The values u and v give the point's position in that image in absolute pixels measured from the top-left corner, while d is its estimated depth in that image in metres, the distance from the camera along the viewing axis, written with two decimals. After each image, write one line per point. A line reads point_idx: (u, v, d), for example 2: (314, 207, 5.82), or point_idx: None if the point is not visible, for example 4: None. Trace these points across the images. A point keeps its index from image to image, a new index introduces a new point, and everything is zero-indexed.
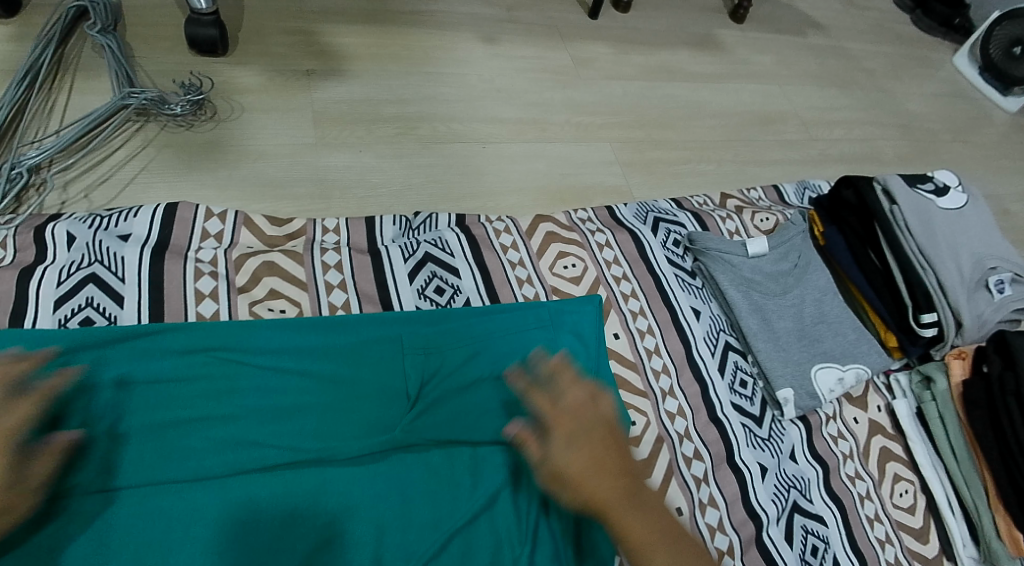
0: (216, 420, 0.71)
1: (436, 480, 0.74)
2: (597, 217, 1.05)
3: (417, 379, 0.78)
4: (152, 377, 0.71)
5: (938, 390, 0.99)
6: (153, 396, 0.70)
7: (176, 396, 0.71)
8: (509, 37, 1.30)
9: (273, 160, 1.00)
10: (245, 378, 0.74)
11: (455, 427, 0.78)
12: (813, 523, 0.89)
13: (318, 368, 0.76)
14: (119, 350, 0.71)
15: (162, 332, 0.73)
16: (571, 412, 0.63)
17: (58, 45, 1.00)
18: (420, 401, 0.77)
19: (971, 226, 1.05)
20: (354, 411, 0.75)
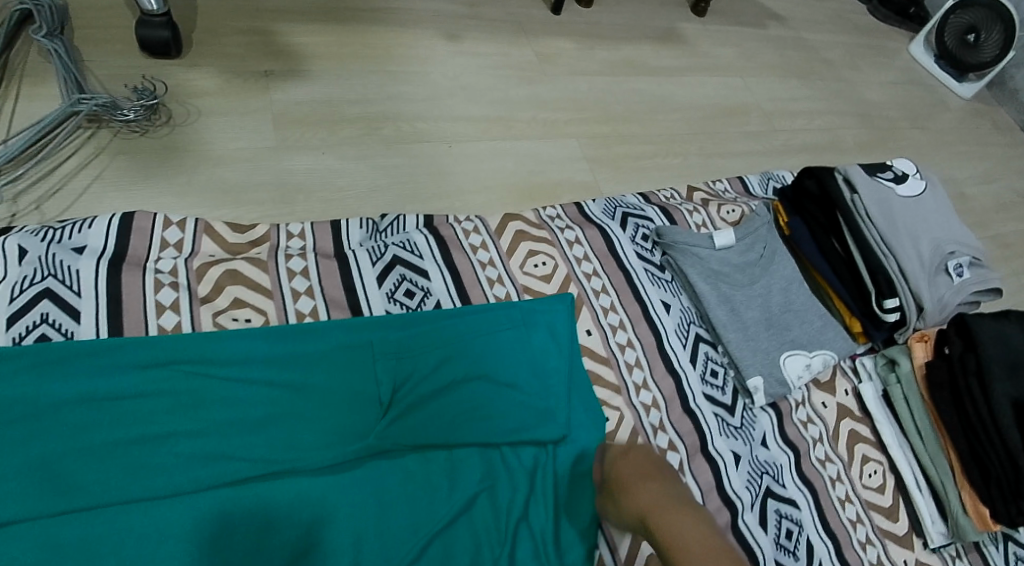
0: (184, 433, 0.69)
1: (414, 483, 0.73)
2: (566, 214, 1.05)
3: (390, 383, 0.77)
4: (115, 393, 0.69)
5: (903, 372, 1.02)
6: (117, 412, 0.68)
7: (141, 411, 0.69)
8: (472, 34, 1.29)
9: (234, 165, 0.97)
10: (213, 390, 0.72)
11: (433, 430, 0.76)
12: (786, 507, 0.91)
13: (289, 378, 0.75)
14: (81, 368, 0.69)
15: (125, 347, 0.72)
16: (635, 452, 0.78)
17: (1, 52, 0.96)
18: (394, 406, 0.76)
19: (928, 212, 1.07)
20: (328, 418, 0.74)
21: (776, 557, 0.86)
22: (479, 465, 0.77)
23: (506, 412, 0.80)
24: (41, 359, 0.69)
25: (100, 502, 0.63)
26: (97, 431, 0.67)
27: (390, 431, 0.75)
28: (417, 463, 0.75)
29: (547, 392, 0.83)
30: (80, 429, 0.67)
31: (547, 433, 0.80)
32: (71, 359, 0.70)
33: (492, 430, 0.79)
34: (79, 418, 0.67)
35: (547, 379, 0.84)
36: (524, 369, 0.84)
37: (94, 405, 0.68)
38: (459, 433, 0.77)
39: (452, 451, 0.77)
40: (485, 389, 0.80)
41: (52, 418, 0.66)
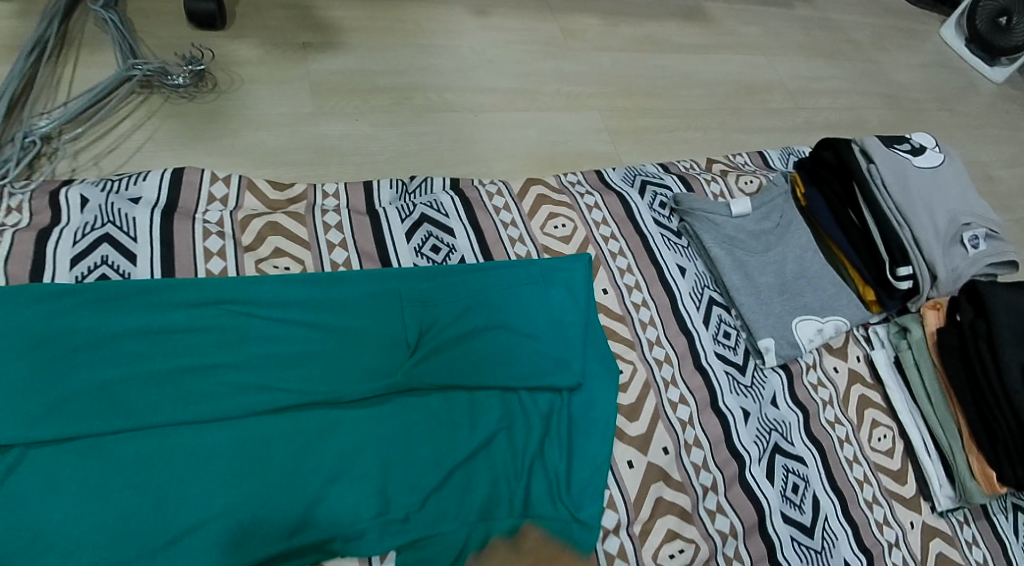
0: (228, 365, 0.75)
1: (437, 420, 0.79)
2: (586, 180, 1.10)
3: (417, 327, 0.82)
4: (166, 326, 0.75)
5: (914, 339, 1.04)
6: (168, 344, 0.74)
7: (189, 344, 0.75)
8: (500, 10, 1.33)
9: (274, 129, 1.04)
10: (254, 328, 0.78)
11: (456, 373, 0.81)
12: (794, 463, 0.93)
13: (323, 319, 0.80)
14: (136, 303, 0.75)
15: (175, 285, 0.78)
16: None
17: (63, 21, 1.04)
18: (420, 348, 0.81)
19: (945, 184, 1.09)
20: (360, 357, 0.79)
21: (782, 509, 0.89)
22: (498, 407, 0.82)
23: (525, 360, 0.85)
24: (99, 294, 0.75)
25: (153, 422, 0.70)
26: (150, 359, 0.73)
27: (417, 370, 0.79)
28: (440, 403, 0.80)
29: (564, 343, 0.88)
30: (135, 357, 0.73)
31: (563, 381, 0.85)
32: (126, 295, 0.76)
33: (511, 376, 0.84)
34: (134, 348, 0.73)
35: (564, 331, 0.89)
36: (543, 321, 0.88)
37: (148, 337, 0.74)
38: (481, 376, 0.82)
39: (474, 393, 0.82)
40: (505, 338, 0.86)
41: (110, 347, 0.72)
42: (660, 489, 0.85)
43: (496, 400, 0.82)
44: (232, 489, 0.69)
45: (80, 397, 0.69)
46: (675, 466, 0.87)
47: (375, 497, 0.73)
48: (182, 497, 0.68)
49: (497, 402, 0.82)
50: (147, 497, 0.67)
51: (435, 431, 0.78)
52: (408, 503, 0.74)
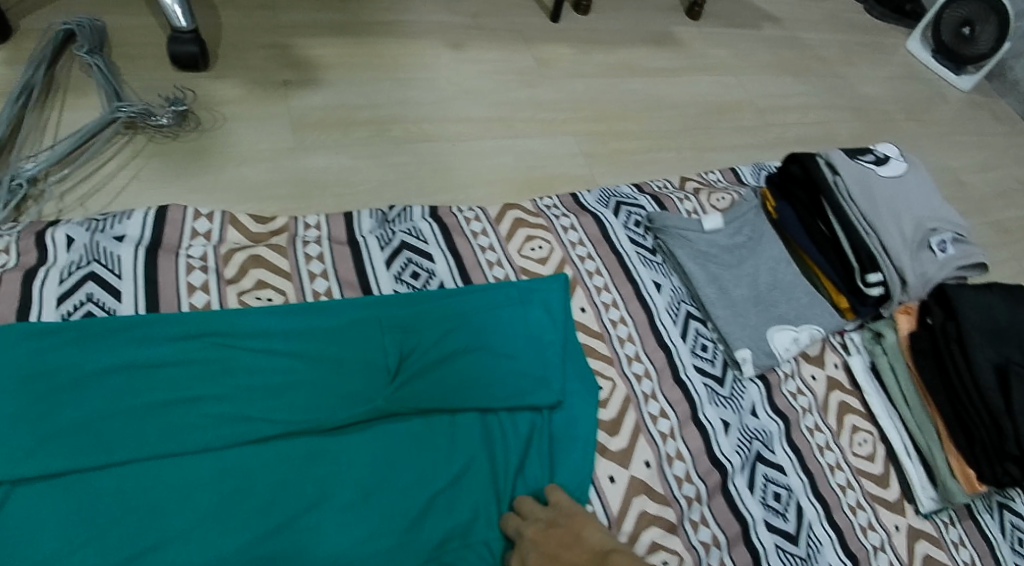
0: (211, 397, 0.76)
1: (418, 442, 0.80)
2: (562, 203, 1.13)
3: (398, 351, 0.84)
4: (150, 362, 0.77)
5: (888, 344, 1.07)
6: (152, 378, 0.76)
7: (172, 378, 0.76)
8: (475, 42, 1.38)
9: (256, 165, 1.06)
10: (237, 360, 0.80)
11: (437, 395, 0.83)
12: (774, 472, 0.95)
13: (304, 348, 0.82)
14: (121, 339, 0.77)
15: (159, 321, 0.80)
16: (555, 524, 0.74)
17: (49, 67, 1.07)
18: (402, 372, 0.83)
19: (910, 191, 1.13)
20: (342, 382, 0.80)
21: (766, 518, 0.90)
22: (479, 429, 0.83)
23: (505, 379, 0.87)
24: (84, 333, 0.77)
25: (137, 455, 0.71)
26: (133, 395, 0.74)
27: (397, 395, 0.80)
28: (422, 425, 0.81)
29: (543, 363, 0.90)
30: (119, 391, 0.74)
31: (544, 400, 0.86)
32: (111, 331, 0.78)
33: (491, 396, 0.85)
34: (118, 384, 0.75)
35: (543, 351, 0.91)
36: (521, 340, 0.90)
37: (132, 372, 0.76)
38: (462, 397, 0.83)
39: (454, 415, 0.83)
40: (485, 359, 0.87)
41: (93, 384, 0.74)
42: (643, 503, 0.86)
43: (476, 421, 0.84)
44: (214, 520, 0.70)
45: (62, 434, 0.70)
46: (657, 478, 0.88)
47: (357, 523, 0.74)
48: (165, 527, 0.69)
49: (477, 423, 0.83)
50: (131, 531, 0.68)
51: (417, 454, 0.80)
52: (391, 527, 0.74)
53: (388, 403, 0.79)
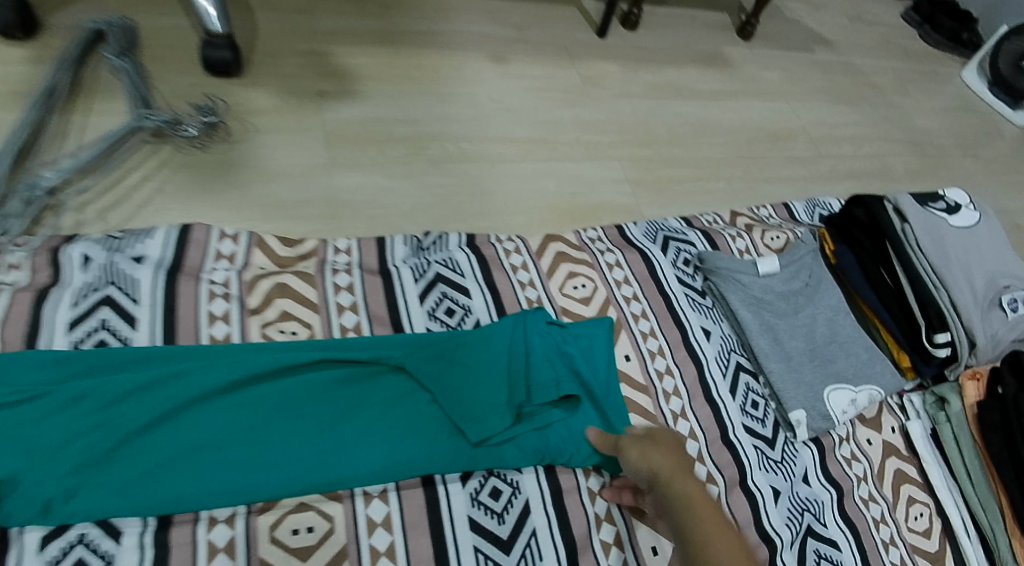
0: (227, 415, 0.72)
1: (440, 450, 0.75)
2: (607, 236, 1.06)
3: (418, 365, 0.78)
4: (152, 384, 0.70)
5: (953, 412, 0.98)
6: (155, 402, 0.69)
7: (177, 399, 0.70)
8: (517, 56, 1.31)
9: (286, 181, 1.00)
10: (259, 388, 0.74)
11: (465, 406, 0.76)
12: (827, 548, 0.87)
13: (333, 381, 0.77)
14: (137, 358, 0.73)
15: (165, 351, 0.75)
16: (654, 439, 0.71)
17: (76, 67, 1.01)
18: (424, 384, 0.78)
19: (982, 244, 1.04)
20: (358, 392, 0.77)
21: None
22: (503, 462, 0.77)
23: (540, 386, 0.78)
24: (91, 362, 0.71)
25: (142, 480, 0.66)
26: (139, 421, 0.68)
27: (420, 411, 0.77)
28: (446, 428, 0.77)
29: (573, 368, 0.83)
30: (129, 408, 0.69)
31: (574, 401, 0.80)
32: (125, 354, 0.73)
33: (522, 403, 0.77)
34: (124, 411, 0.68)
35: (572, 360, 0.83)
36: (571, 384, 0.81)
37: (137, 396, 0.69)
38: (493, 410, 0.76)
39: (484, 426, 0.76)
40: (515, 361, 0.79)
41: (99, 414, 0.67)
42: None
43: (505, 457, 0.77)
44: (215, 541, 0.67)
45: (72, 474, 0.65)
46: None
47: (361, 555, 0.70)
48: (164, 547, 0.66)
49: (509, 437, 0.78)
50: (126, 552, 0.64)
51: (443, 466, 0.75)
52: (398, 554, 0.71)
53: (413, 414, 0.77)
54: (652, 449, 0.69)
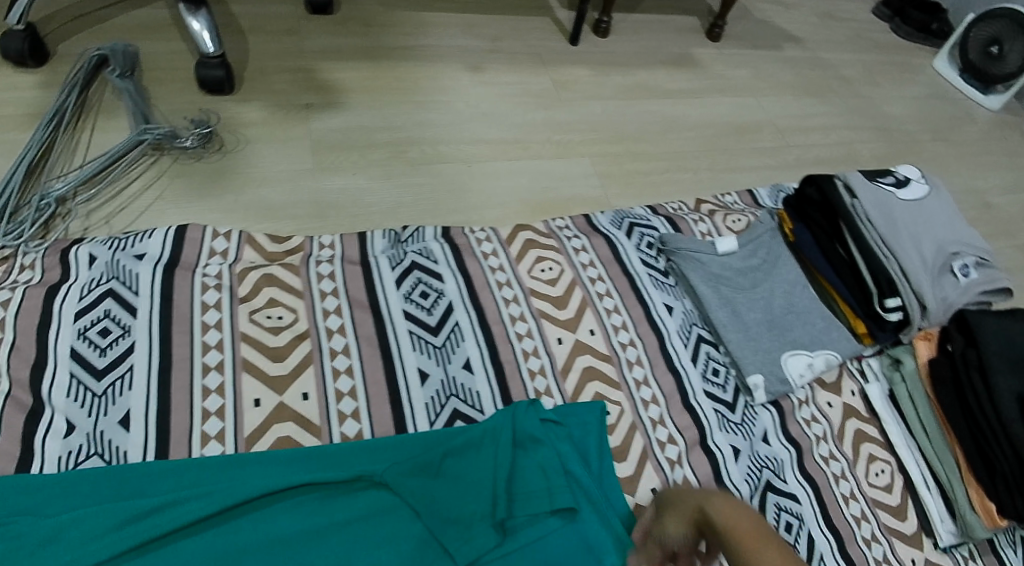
0: (209, 550, 0.68)
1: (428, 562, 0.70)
2: (575, 224, 1.13)
3: (400, 478, 0.74)
4: (142, 510, 0.68)
5: (907, 371, 1.03)
6: (138, 531, 0.66)
7: (160, 529, 0.67)
8: (493, 65, 1.40)
9: (275, 186, 1.09)
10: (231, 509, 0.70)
11: (453, 518, 0.72)
12: (786, 501, 0.93)
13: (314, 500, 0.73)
14: (123, 470, 0.73)
15: (158, 468, 0.75)
16: None
17: (82, 90, 1.12)
18: (406, 499, 0.73)
19: (932, 214, 1.09)
20: (337, 515, 0.72)
21: None
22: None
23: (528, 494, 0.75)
24: (94, 478, 0.72)
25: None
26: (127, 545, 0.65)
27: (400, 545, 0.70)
28: (435, 552, 0.70)
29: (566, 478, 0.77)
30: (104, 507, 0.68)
31: (569, 510, 0.74)
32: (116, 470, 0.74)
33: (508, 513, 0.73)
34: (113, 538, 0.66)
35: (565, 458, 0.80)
36: (574, 467, 0.80)
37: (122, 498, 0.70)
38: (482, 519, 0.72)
39: (472, 544, 0.70)
40: (500, 467, 0.76)
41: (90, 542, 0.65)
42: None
43: (475, 418, 0.87)
44: None
45: (81, 465, 0.74)
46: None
47: None
48: None
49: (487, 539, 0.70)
50: None
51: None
52: None
53: (397, 542, 0.71)
54: (710, 505, 0.70)
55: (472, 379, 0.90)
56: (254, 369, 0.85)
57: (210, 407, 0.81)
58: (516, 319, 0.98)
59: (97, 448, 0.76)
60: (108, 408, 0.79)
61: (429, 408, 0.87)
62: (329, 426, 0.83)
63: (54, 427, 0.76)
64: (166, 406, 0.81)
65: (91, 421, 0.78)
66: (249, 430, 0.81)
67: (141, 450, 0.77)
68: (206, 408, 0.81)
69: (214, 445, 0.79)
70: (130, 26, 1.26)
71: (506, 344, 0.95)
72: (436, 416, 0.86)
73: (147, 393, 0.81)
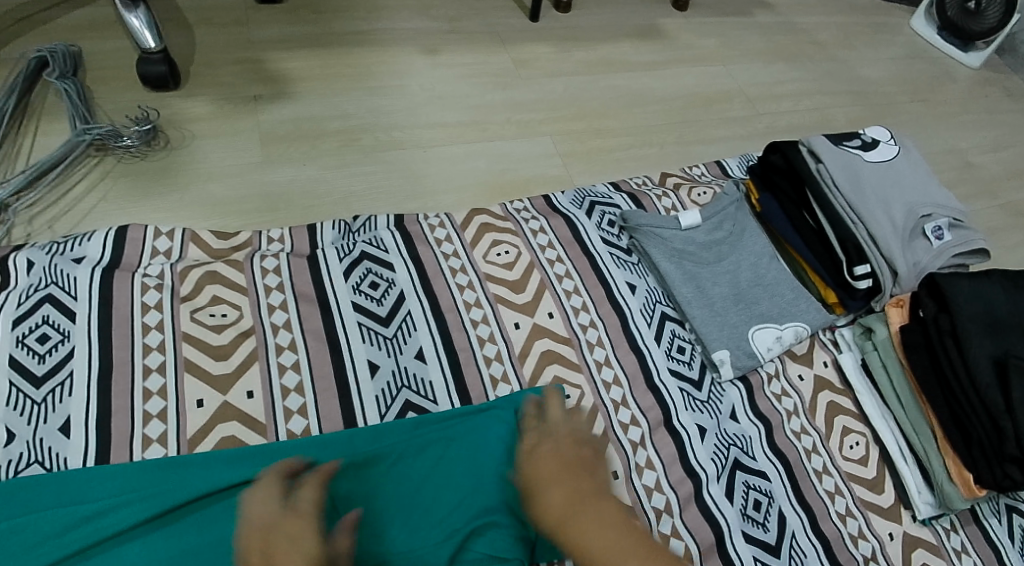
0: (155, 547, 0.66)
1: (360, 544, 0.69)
2: (533, 206, 1.10)
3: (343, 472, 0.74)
4: (92, 512, 0.67)
5: (878, 339, 0.99)
6: (84, 533, 0.66)
7: (110, 529, 0.66)
8: (449, 46, 1.36)
9: (223, 181, 1.07)
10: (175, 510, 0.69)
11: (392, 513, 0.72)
12: (755, 479, 0.90)
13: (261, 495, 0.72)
14: (70, 475, 0.71)
15: (105, 472, 0.72)
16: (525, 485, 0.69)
17: (23, 95, 1.09)
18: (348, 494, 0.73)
19: (902, 176, 1.05)
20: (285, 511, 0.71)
21: (743, 528, 0.86)
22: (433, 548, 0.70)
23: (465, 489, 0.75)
24: (38, 484, 0.70)
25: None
26: (72, 547, 0.65)
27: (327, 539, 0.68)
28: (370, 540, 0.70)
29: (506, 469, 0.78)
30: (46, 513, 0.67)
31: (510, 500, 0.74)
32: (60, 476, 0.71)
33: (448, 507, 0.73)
34: (61, 541, 0.65)
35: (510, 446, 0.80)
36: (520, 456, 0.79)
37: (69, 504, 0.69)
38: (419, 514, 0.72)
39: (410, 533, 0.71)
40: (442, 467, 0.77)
41: (38, 545, 0.65)
42: None
43: (427, 409, 0.85)
44: None
45: (21, 474, 0.72)
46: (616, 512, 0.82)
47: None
48: None
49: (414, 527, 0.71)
50: None
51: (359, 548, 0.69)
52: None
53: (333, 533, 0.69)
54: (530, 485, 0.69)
55: (424, 368, 0.88)
56: (196, 368, 0.83)
57: (152, 410, 0.78)
58: (470, 305, 0.95)
59: (38, 456, 0.73)
60: (48, 414, 0.76)
61: (380, 401, 0.84)
62: (274, 424, 0.80)
63: None
64: (106, 410, 0.77)
65: (31, 428, 0.75)
66: (193, 432, 0.78)
67: (82, 456, 0.74)
68: (147, 410, 0.78)
69: (156, 448, 0.76)
70: (74, 26, 1.22)
71: (461, 332, 0.92)
72: (387, 408, 0.84)
73: (87, 398, 0.78)
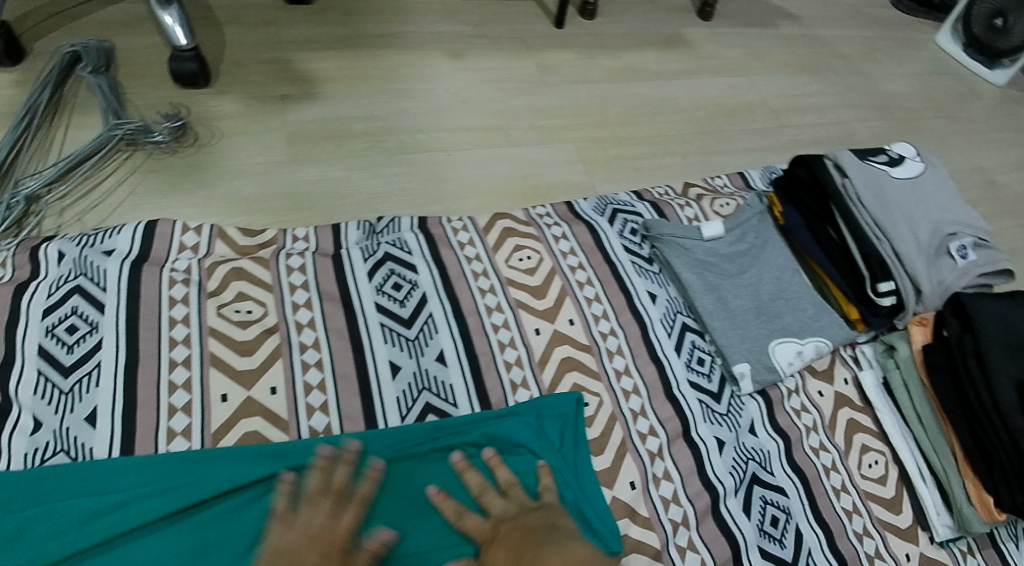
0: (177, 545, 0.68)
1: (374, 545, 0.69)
2: (556, 212, 1.11)
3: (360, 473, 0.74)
4: (117, 502, 0.68)
5: (901, 358, 0.99)
6: (108, 525, 0.67)
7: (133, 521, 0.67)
8: (475, 50, 1.37)
9: (249, 178, 1.08)
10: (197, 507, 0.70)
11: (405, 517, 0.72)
12: (773, 494, 0.90)
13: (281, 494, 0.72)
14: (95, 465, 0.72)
15: (129, 463, 0.73)
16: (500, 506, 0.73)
17: (56, 89, 1.10)
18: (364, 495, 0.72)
19: (928, 193, 1.05)
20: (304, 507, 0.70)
21: (759, 544, 0.85)
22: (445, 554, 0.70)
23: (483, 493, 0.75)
24: (64, 473, 0.71)
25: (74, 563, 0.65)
26: (96, 538, 0.66)
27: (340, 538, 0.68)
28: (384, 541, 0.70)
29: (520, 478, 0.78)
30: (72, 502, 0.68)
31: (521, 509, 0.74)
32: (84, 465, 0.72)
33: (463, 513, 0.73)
34: (85, 531, 0.66)
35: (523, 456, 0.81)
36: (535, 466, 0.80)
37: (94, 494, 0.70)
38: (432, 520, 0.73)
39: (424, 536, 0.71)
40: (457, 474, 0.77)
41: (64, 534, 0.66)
42: (633, 560, 0.79)
43: (448, 411, 0.85)
44: None
45: (48, 463, 0.73)
46: (632, 523, 0.82)
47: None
48: None
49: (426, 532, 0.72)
50: None
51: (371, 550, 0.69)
52: None
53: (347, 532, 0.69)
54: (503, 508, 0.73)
55: (445, 371, 0.88)
56: (221, 364, 0.84)
57: (177, 403, 0.79)
58: (492, 309, 0.95)
59: (64, 445, 0.74)
60: (75, 404, 0.77)
61: (400, 403, 0.85)
62: (296, 421, 0.81)
63: (20, 425, 0.74)
64: (132, 402, 0.78)
65: (58, 417, 0.76)
66: (216, 427, 0.79)
67: (108, 446, 0.75)
68: (172, 403, 0.79)
69: (180, 442, 0.77)
70: (107, 21, 1.24)
71: (481, 336, 0.93)
72: (408, 410, 0.84)
73: (114, 389, 0.79)
